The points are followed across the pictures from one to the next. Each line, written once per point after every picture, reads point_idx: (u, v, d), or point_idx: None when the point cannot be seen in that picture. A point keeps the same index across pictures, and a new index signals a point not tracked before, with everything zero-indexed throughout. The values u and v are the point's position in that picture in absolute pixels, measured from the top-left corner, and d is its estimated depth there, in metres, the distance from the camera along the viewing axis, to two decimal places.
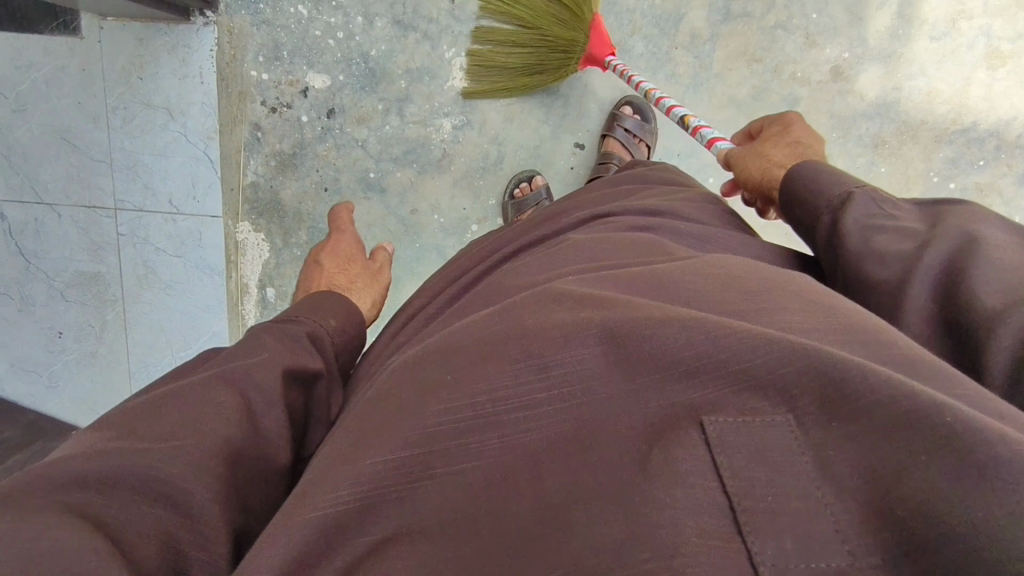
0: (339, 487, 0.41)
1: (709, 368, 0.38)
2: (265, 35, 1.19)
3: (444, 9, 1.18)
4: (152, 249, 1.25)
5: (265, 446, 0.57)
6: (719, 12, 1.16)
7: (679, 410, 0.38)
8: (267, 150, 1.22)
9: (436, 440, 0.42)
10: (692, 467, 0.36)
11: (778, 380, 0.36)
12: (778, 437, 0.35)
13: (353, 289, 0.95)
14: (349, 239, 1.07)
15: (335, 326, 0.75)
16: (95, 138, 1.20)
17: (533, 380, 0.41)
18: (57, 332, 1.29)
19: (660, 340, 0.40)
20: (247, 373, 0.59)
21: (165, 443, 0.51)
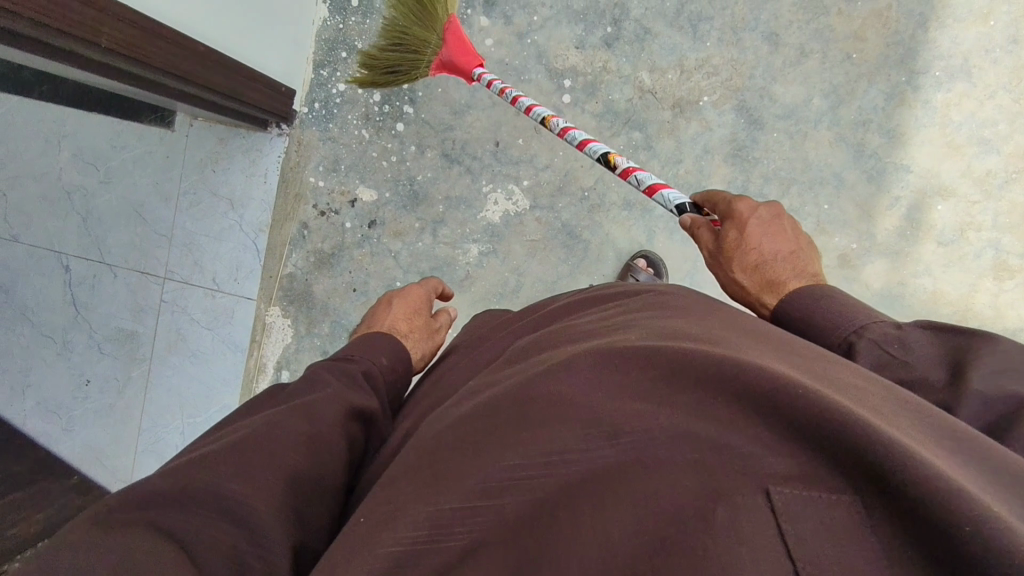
0: (407, 527, 0.46)
1: (771, 443, 0.39)
2: (329, 149, 1.34)
3: (488, 150, 1.31)
4: (187, 319, 1.38)
5: (326, 467, 0.63)
6: (736, 189, 1.26)
7: (740, 475, 0.39)
8: (309, 247, 1.35)
9: (503, 490, 0.45)
10: (753, 530, 0.37)
11: (835, 454, 0.37)
12: (836, 514, 0.35)
13: (410, 336, 0.99)
14: (417, 289, 1.07)
15: (385, 366, 0.84)
16: (162, 216, 1.36)
17: (604, 441, 0.44)
18: (85, 380, 1.35)
19: (727, 415, 0.42)
20: (316, 410, 0.68)
21: (238, 465, 0.59)
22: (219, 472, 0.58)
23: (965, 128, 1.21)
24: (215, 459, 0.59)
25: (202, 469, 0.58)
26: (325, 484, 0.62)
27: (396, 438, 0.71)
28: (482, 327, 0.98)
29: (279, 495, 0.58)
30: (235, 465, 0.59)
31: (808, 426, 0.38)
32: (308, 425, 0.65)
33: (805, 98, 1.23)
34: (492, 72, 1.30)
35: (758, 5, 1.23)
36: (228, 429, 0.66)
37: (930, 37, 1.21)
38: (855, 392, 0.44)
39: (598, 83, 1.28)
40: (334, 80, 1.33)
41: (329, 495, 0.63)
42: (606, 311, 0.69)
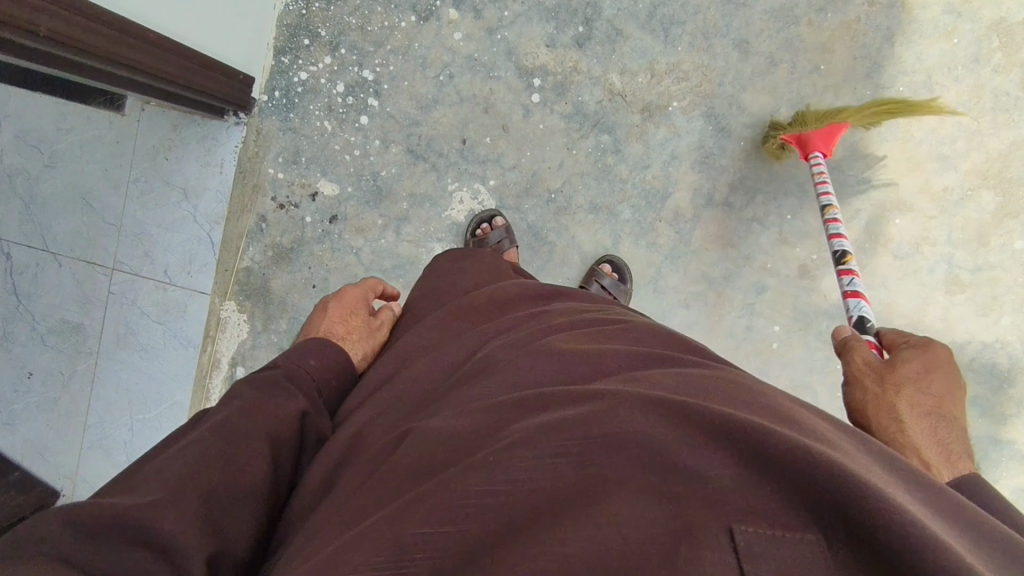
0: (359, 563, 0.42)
1: (742, 477, 0.37)
2: (289, 140, 1.30)
3: (454, 147, 1.28)
4: (136, 312, 1.32)
5: (248, 479, 0.62)
6: (703, 197, 1.26)
7: (710, 511, 0.36)
8: (267, 241, 1.31)
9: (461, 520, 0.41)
10: (719, 570, 0.33)
11: (803, 495, 0.35)
12: (803, 558, 0.33)
13: (348, 339, 0.91)
14: (355, 291, 1.01)
15: (313, 365, 0.80)
16: (110, 203, 1.29)
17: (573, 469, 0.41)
18: (27, 371, 1.26)
19: (699, 445, 0.39)
20: (234, 423, 0.65)
21: (157, 485, 0.58)
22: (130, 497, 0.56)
23: (925, 144, 1.23)
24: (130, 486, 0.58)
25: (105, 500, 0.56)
26: (246, 493, 0.61)
27: (336, 435, 0.68)
28: (441, 292, 0.92)
29: (192, 510, 0.57)
30: (154, 485, 0.58)
31: (782, 462, 0.36)
32: (224, 437, 0.63)
33: (773, 108, 1.24)
34: (460, 67, 1.27)
35: (730, 11, 1.23)
36: (149, 457, 0.64)
37: (895, 52, 1.22)
38: (819, 437, 0.43)
39: (568, 83, 1.26)
40: (296, 68, 1.28)
41: (252, 503, 0.62)
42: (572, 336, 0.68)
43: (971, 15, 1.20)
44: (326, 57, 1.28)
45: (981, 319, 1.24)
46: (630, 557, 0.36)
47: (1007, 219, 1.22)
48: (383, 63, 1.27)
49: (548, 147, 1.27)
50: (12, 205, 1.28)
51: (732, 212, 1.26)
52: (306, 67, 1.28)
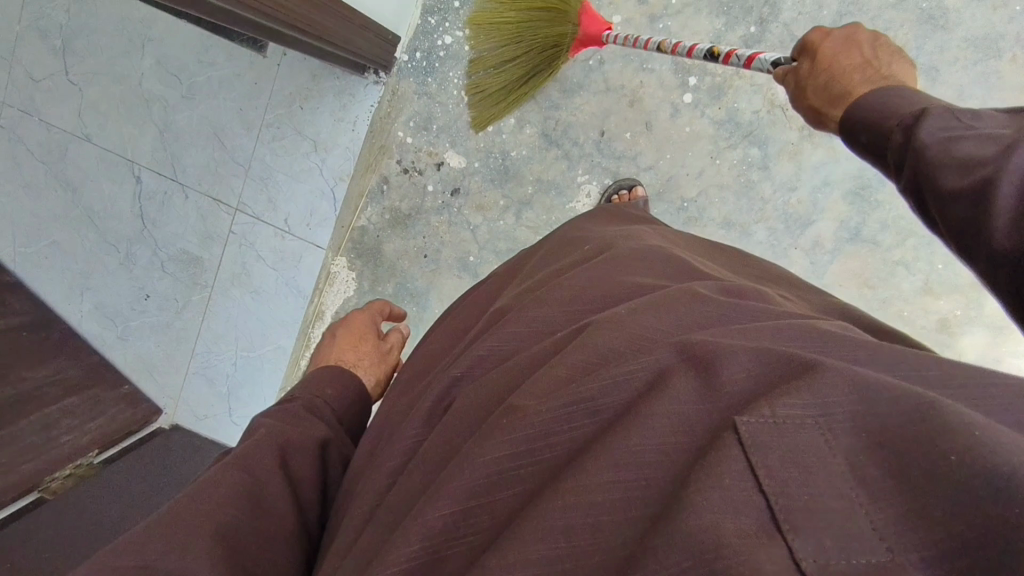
0: (401, 548, 0.40)
1: (741, 398, 0.35)
2: (423, 105, 1.27)
3: (591, 138, 1.22)
4: (254, 255, 1.33)
5: (271, 522, 0.60)
6: (849, 231, 1.18)
7: (713, 431, 0.34)
8: (386, 204, 1.31)
9: (497, 488, 0.40)
10: (725, 465, 0.30)
11: (804, 395, 0.32)
12: (808, 444, 0.29)
13: (359, 365, 0.93)
14: (363, 317, 1.03)
15: (330, 396, 0.80)
16: (241, 144, 1.29)
17: (586, 416, 0.39)
18: (144, 293, 1.36)
19: (699, 374, 0.37)
20: (251, 456, 0.64)
21: (176, 526, 0.55)
22: (149, 544, 0.53)
23: None
24: (145, 533, 0.54)
25: (123, 551, 0.52)
26: (276, 534, 0.60)
27: (356, 457, 0.66)
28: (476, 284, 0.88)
29: (211, 546, 0.54)
30: (170, 528, 0.55)
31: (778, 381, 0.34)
32: (246, 473, 0.61)
33: None
34: (612, 54, 1.20)
35: (926, 31, 1.10)
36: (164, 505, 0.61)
37: None
38: (832, 342, 0.41)
39: (726, 87, 1.17)
40: (442, 30, 1.24)
41: (281, 540, 0.60)
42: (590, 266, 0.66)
43: None
44: None
45: None
46: (641, 482, 0.34)
47: None
48: None
49: (690, 153, 1.20)
50: (147, 130, 1.31)
51: (877, 252, 1.17)
52: (453, 31, 1.23)
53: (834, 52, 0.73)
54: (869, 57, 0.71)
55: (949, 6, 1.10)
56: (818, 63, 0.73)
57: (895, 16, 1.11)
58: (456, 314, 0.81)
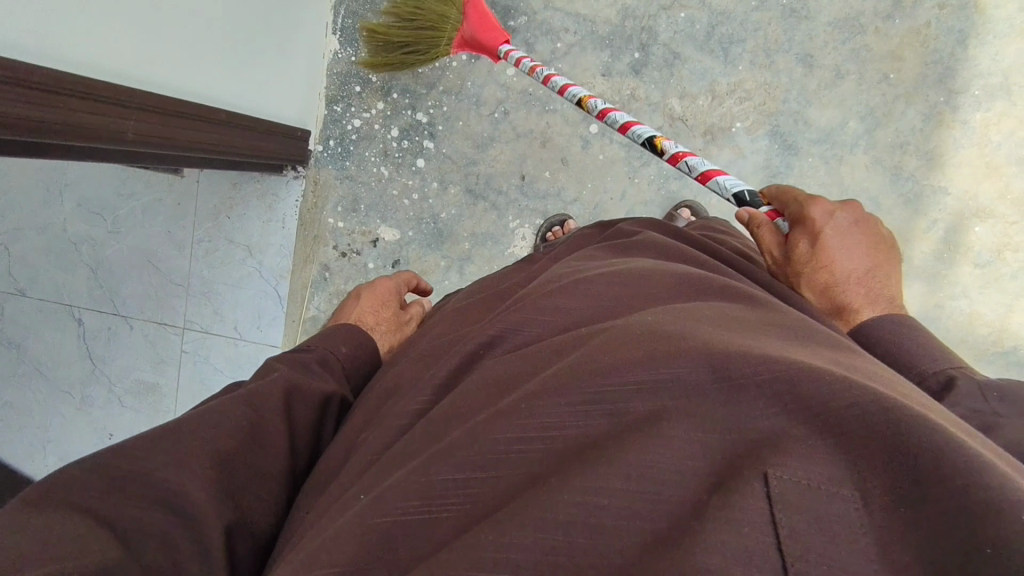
0: (396, 502, 0.43)
1: (784, 422, 0.36)
2: (347, 188, 1.29)
3: (514, 184, 1.26)
4: (210, 369, 1.32)
5: (265, 462, 0.60)
6: None
7: (745, 454, 0.36)
8: (331, 289, 1.29)
9: (496, 467, 0.42)
10: (747, 515, 0.33)
11: (854, 447, 0.33)
12: (841, 510, 0.32)
13: (376, 330, 0.93)
14: (388, 283, 1.01)
15: (344, 354, 0.80)
16: (177, 264, 1.30)
17: (606, 419, 0.41)
18: (108, 433, 1.35)
19: (739, 393, 0.38)
20: (260, 391, 0.64)
21: (181, 436, 0.56)
22: (151, 449, 0.55)
23: (1005, 148, 1.17)
24: (153, 436, 0.56)
25: (124, 453, 0.54)
26: (269, 474, 0.60)
27: (359, 413, 0.67)
28: (478, 285, 0.91)
29: (205, 476, 0.55)
30: (177, 436, 0.56)
31: (826, 407, 0.35)
32: (249, 409, 0.61)
33: (841, 122, 1.19)
34: (515, 103, 1.24)
35: (792, 24, 1.18)
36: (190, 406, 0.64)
37: (969, 54, 1.16)
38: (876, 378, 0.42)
39: (626, 111, 1.23)
40: (349, 115, 1.27)
41: (273, 480, 0.61)
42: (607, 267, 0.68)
43: None
44: (378, 103, 1.26)
45: None
46: (653, 504, 0.36)
47: None
48: (437, 104, 1.26)
49: (609, 178, 1.25)
50: (81, 271, 1.33)
51: None
52: (359, 114, 1.27)
53: (838, 246, 0.65)
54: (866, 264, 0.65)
55: None
56: (817, 258, 0.66)
57: (761, 17, 1.19)
58: (467, 300, 0.83)
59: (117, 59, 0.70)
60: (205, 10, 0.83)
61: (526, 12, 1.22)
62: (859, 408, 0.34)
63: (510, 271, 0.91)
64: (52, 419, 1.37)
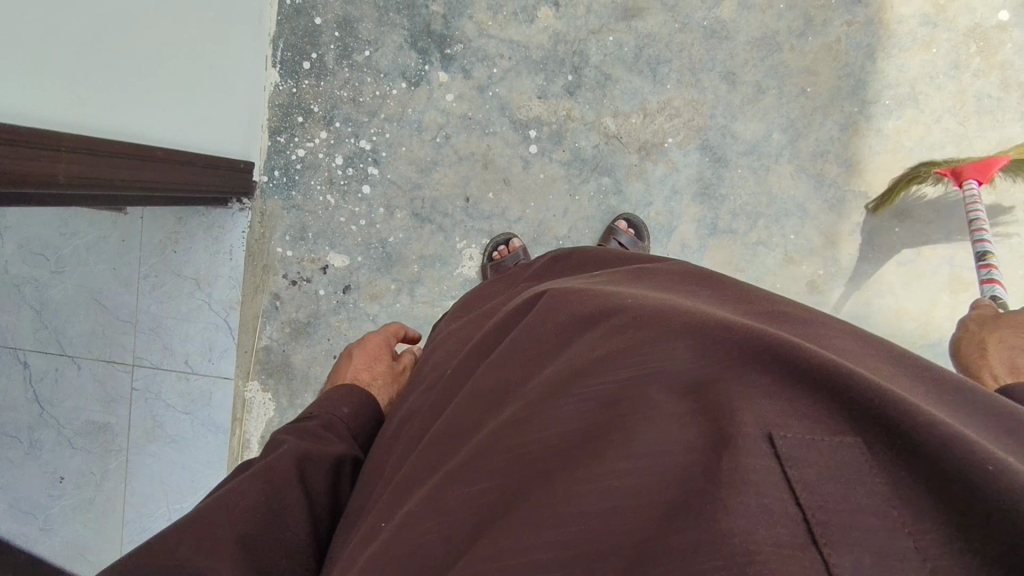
0: (430, 519, 0.48)
1: (770, 391, 0.42)
2: (294, 218, 1.30)
3: (459, 206, 1.29)
4: (162, 405, 1.31)
5: (288, 533, 0.65)
6: (707, 227, 1.28)
7: (740, 420, 0.41)
8: (283, 317, 1.30)
9: (519, 468, 0.47)
10: (762, 475, 0.38)
11: (840, 404, 0.39)
12: (844, 458, 0.37)
13: (374, 385, 0.97)
14: (378, 338, 1.08)
15: (346, 414, 0.85)
16: (124, 301, 1.29)
17: (608, 410, 0.46)
18: (58, 476, 1.32)
19: (728, 372, 0.44)
20: (274, 467, 0.69)
21: (200, 527, 0.61)
22: (176, 543, 0.60)
23: (916, 153, 1.25)
24: (180, 532, 0.61)
25: (153, 550, 0.59)
26: (291, 546, 0.65)
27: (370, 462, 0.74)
28: (463, 304, 0.97)
29: (235, 560, 0.60)
30: (197, 528, 0.61)
31: (807, 371, 0.41)
32: (267, 485, 0.67)
33: (766, 133, 1.26)
34: (456, 127, 1.28)
35: (713, 45, 1.25)
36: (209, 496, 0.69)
37: (878, 67, 1.24)
38: (845, 351, 0.49)
39: (563, 131, 1.27)
40: (293, 146, 1.29)
41: (298, 551, 0.66)
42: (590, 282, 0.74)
43: (947, 24, 1.23)
44: (321, 132, 1.28)
45: None
46: (669, 479, 0.41)
47: (1002, 216, 1.25)
48: (379, 131, 1.28)
49: (551, 196, 1.28)
50: (24, 314, 1.31)
51: (736, 239, 1.28)
52: (303, 144, 1.29)
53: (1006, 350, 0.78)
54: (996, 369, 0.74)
55: (725, 19, 1.25)
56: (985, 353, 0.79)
57: (685, 38, 1.25)
58: (456, 322, 0.90)
59: (41, 104, 0.71)
60: (137, 42, 0.85)
61: (461, 40, 1.26)
62: (840, 370, 0.40)
63: (487, 288, 0.95)
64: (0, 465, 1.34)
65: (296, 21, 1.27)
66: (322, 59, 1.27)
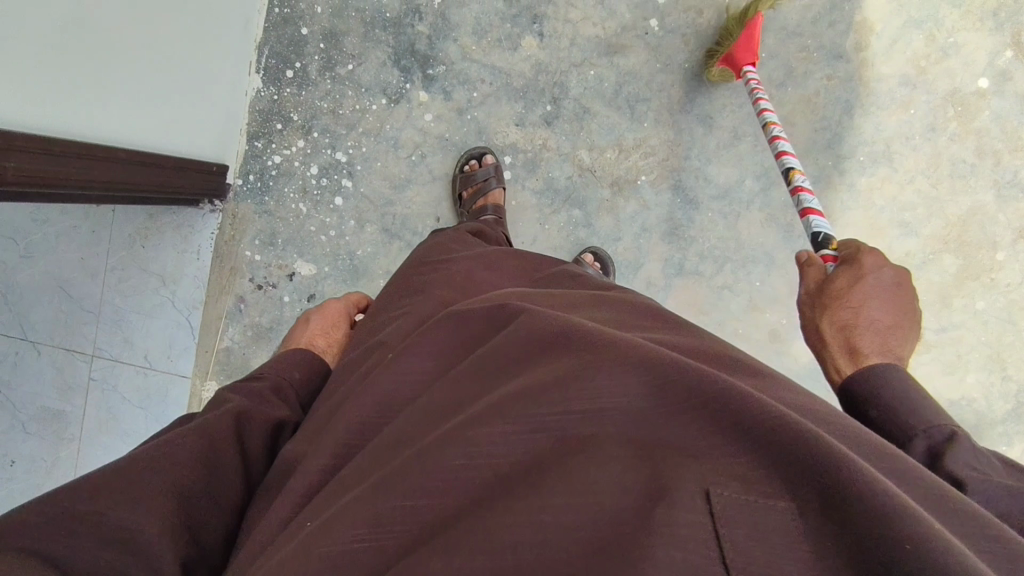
0: (346, 531, 0.46)
1: (714, 441, 0.40)
2: (265, 223, 1.31)
3: (429, 226, 1.31)
4: (118, 398, 1.32)
5: (224, 482, 0.67)
6: (674, 266, 1.29)
7: (683, 475, 0.39)
8: (247, 321, 1.31)
9: (447, 492, 0.45)
10: (691, 531, 0.36)
11: (787, 467, 0.37)
12: (776, 523, 0.36)
13: (329, 352, 1.00)
14: (336, 305, 1.10)
15: (297, 378, 0.87)
16: (87, 291, 1.28)
17: (555, 441, 0.44)
18: (7, 461, 1.27)
19: (681, 420, 0.41)
20: (212, 425, 0.69)
21: (145, 468, 0.62)
22: (118, 481, 0.61)
23: (887, 212, 1.26)
24: (122, 470, 0.62)
25: (95, 484, 0.60)
26: (222, 500, 0.66)
27: (308, 423, 0.73)
28: (414, 262, 0.98)
29: (166, 507, 0.60)
30: (143, 468, 0.62)
31: (751, 428, 0.39)
32: (206, 439, 0.67)
33: (738, 179, 1.27)
34: (432, 147, 1.29)
35: (693, 88, 1.26)
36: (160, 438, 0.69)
37: (855, 123, 1.25)
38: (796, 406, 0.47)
39: (538, 160, 1.28)
40: (270, 152, 1.30)
41: (226, 506, 0.66)
42: (547, 299, 0.72)
43: (927, 86, 1.23)
44: (299, 140, 1.29)
45: (947, 378, 1.26)
46: (599, 520, 0.39)
47: (968, 282, 1.25)
48: (356, 145, 1.29)
49: (521, 223, 1.29)
50: None
51: (702, 281, 1.29)
52: (280, 151, 1.30)
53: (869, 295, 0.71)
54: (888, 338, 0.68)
55: (706, 63, 1.25)
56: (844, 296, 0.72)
57: (665, 79, 1.26)
58: (405, 297, 0.89)
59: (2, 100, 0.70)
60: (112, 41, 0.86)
61: (444, 62, 1.27)
62: (789, 430, 0.38)
63: (418, 269, 0.95)
64: None
65: (282, 29, 1.28)
66: (306, 68, 1.28)
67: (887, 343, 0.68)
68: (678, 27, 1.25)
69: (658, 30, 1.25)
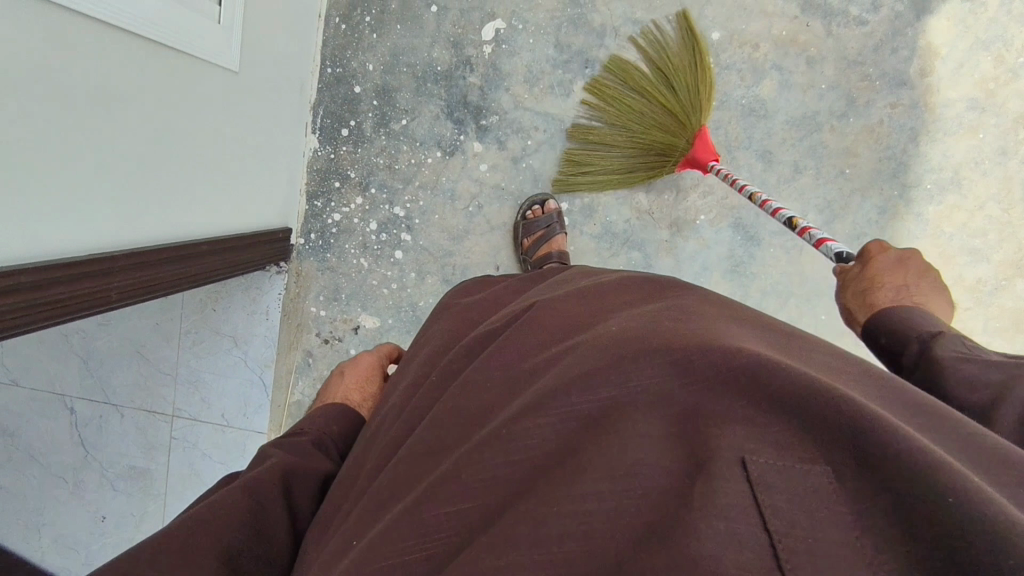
0: (404, 540, 0.47)
1: (738, 409, 0.38)
2: (328, 279, 1.34)
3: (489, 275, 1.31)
4: (199, 454, 1.36)
5: (270, 537, 0.63)
6: None
7: (714, 445, 0.38)
8: (315, 374, 1.34)
9: (493, 488, 0.45)
10: (731, 500, 0.35)
11: (814, 427, 0.36)
12: (814, 485, 0.35)
13: (364, 405, 0.98)
14: (368, 358, 1.09)
15: (336, 433, 0.86)
16: (165, 354, 1.34)
17: (586, 429, 0.44)
18: (100, 516, 1.39)
19: (705, 395, 0.40)
20: (256, 480, 0.67)
21: (189, 527, 0.59)
22: (161, 543, 0.57)
23: (956, 239, 1.23)
24: (166, 533, 0.58)
25: (141, 549, 0.56)
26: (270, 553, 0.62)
27: (349, 466, 0.71)
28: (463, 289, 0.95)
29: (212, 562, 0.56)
30: (187, 527, 0.59)
31: (776, 393, 0.37)
32: (252, 493, 0.65)
33: (801, 214, 1.25)
34: (488, 197, 1.29)
35: (751, 123, 1.23)
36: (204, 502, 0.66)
37: (920, 151, 1.22)
38: (825, 362, 0.45)
39: (595, 205, 1.28)
40: (329, 210, 1.32)
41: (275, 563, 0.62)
42: (573, 290, 0.71)
43: (996, 109, 1.19)
44: (357, 198, 1.31)
45: None
46: (644, 504, 0.38)
47: None
48: (414, 199, 1.30)
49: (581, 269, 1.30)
50: (72, 363, 1.37)
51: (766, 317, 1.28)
52: (339, 209, 1.32)
53: (886, 269, 0.76)
54: (913, 283, 0.74)
55: (764, 97, 1.23)
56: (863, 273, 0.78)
57: (722, 116, 1.24)
58: (448, 310, 0.89)
59: (92, 225, 0.74)
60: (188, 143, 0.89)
61: (497, 112, 1.27)
62: (813, 394, 0.36)
63: (470, 290, 0.94)
64: (46, 503, 1.41)
65: (336, 89, 1.29)
66: (360, 126, 1.29)
67: (913, 297, 0.72)
68: (734, 63, 1.22)
69: (712, 67, 1.23)
